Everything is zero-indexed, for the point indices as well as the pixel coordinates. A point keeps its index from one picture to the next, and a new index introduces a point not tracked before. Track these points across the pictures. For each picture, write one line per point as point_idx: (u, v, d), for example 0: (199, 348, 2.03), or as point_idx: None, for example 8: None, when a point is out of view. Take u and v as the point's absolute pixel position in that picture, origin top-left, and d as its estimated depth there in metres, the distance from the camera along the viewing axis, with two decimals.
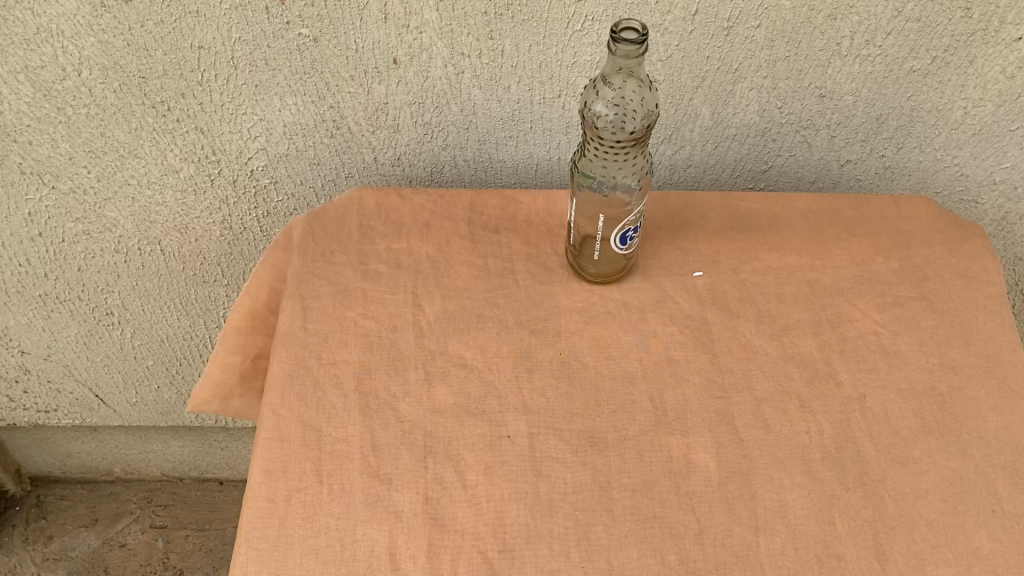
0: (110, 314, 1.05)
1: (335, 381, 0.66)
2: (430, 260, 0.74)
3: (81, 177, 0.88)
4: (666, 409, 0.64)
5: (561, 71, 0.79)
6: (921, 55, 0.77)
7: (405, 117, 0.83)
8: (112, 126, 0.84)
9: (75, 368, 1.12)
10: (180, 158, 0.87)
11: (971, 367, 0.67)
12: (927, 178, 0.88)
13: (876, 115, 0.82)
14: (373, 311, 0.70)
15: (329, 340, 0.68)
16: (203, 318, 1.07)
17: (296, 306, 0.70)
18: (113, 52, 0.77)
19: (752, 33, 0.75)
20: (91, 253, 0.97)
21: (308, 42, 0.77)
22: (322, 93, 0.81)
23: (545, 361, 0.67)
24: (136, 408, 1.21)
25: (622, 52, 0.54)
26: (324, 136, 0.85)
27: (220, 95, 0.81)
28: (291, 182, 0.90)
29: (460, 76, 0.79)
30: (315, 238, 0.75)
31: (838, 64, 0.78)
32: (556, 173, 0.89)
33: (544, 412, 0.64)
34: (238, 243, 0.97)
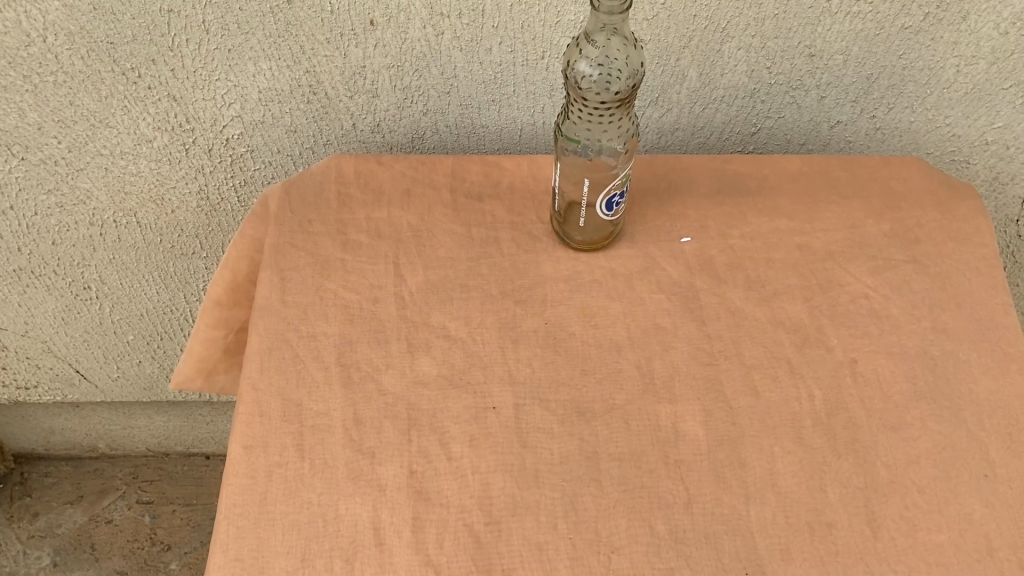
0: (87, 288, 1.03)
1: (315, 354, 0.64)
2: (412, 229, 0.72)
3: (51, 148, 0.86)
4: (654, 378, 0.63)
5: (544, 31, 0.77)
6: (914, 12, 0.75)
7: (384, 81, 0.81)
8: (81, 94, 0.81)
9: (53, 343, 1.10)
10: (153, 127, 0.85)
11: (964, 331, 0.66)
12: (919, 139, 0.86)
13: (866, 75, 0.80)
14: (353, 282, 0.68)
15: (308, 313, 0.66)
16: (183, 291, 1.05)
17: (273, 277, 0.68)
18: (78, 17, 0.74)
19: None
20: (64, 226, 0.94)
21: (281, 4, 0.74)
22: (297, 57, 0.79)
23: (530, 330, 0.66)
24: (118, 383, 1.19)
25: (607, 8, 0.52)
26: (300, 102, 0.83)
27: (192, 61, 0.79)
28: (268, 150, 0.87)
29: (440, 37, 0.77)
30: (293, 207, 0.73)
31: (828, 22, 0.76)
32: (540, 138, 0.87)
33: (530, 382, 0.63)
34: (216, 214, 0.95)
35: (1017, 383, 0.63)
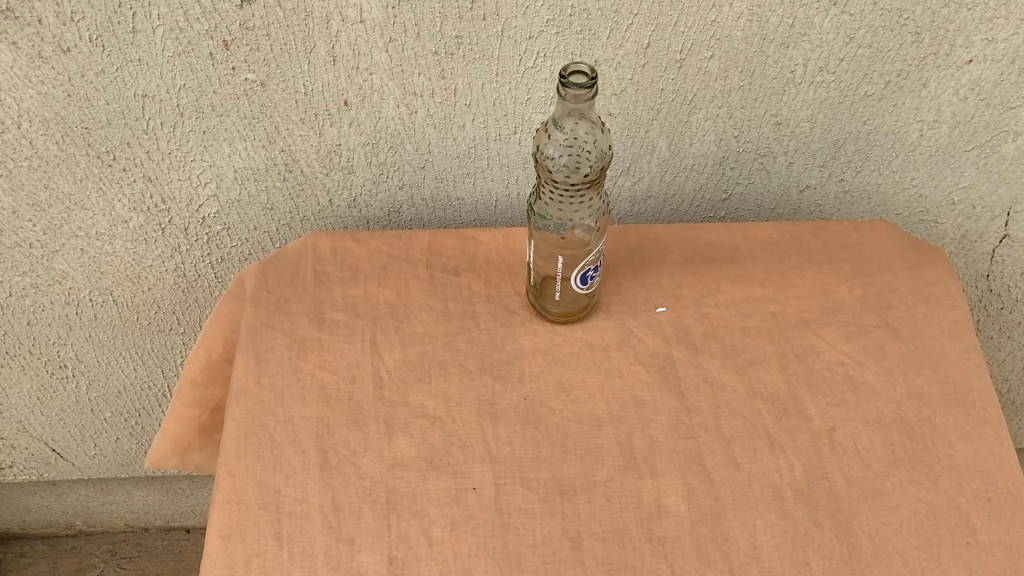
0: (63, 366, 1.01)
1: (292, 438, 0.64)
2: (388, 306, 0.72)
3: (26, 231, 0.86)
4: (634, 452, 0.63)
5: (515, 107, 0.78)
6: (875, 80, 0.77)
7: (359, 158, 0.82)
8: (56, 178, 0.81)
9: (29, 422, 1.08)
10: (129, 208, 0.85)
11: (939, 396, 0.66)
12: (887, 201, 0.88)
13: (832, 140, 0.82)
14: (330, 362, 0.68)
15: (285, 396, 0.66)
16: (161, 367, 1.04)
17: (250, 359, 0.68)
18: (53, 104, 0.75)
19: (705, 64, 0.75)
20: (39, 306, 0.93)
21: (255, 87, 0.75)
22: (272, 137, 0.79)
23: (509, 407, 0.66)
24: (96, 460, 1.17)
25: (573, 97, 0.53)
26: (276, 180, 0.83)
27: (167, 143, 0.79)
28: (244, 227, 0.88)
29: (414, 115, 0.78)
30: (269, 287, 0.73)
31: (793, 92, 0.78)
32: (515, 209, 0.88)
33: (510, 461, 0.62)
34: (193, 290, 0.94)
35: (994, 447, 0.63)
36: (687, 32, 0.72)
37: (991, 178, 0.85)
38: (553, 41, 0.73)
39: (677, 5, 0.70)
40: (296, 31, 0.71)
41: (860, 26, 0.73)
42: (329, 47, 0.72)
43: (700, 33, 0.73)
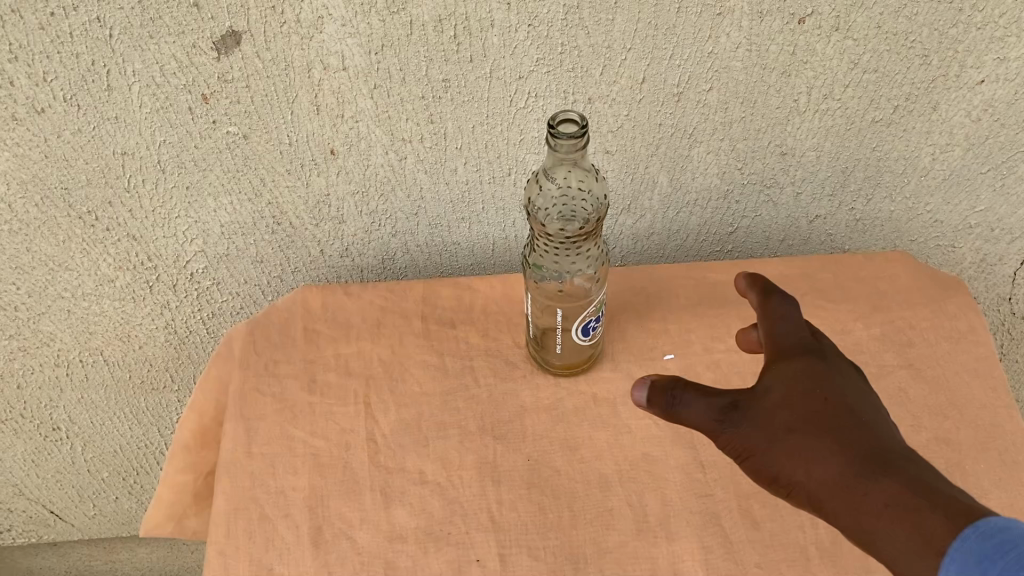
0: (57, 429, 0.99)
1: (285, 512, 0.60)
2: (382, 364, 0.69)
3: (11, 294, 0.83)
4: (647, 514, 0.59)
5: (509, 148, 0.75)
6: (883, 105, 0.74)
7: (349, 208, 0.79)
8: (38, 240, 0.78)
9: (25, 485, 1.05)
10: (115, 267, 0.82)
11: (968, 440, 0.62)
12: (901, 227, 0.84)
13: (840, 168, 0.79)
14: (323, 427, 0.65)
15: (277, 466, 0.63)
16: (157, 425, 1.01)
17: (239, 428, 0.65)
18: (31, 166, 0.72)
19: (704, 96, 0.72)
20: (29, 369, 0.91)
21: (238, 140, 0.72)
22: (258, 190, 0.76)
23: (512, 469, 0.62)
24: (96, 520, 1.14)
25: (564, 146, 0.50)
26: (265, 233, 0.80)
27: (149, 201, 0.76)
28: (234, 281, 0.85)
29: (403, 161, 0.75)
30: (258, 348, 0.70)
31: (797, 121, 0.74)
32: (514, 251, 0.85)
33: (515, 529, 0.59)
34: (185, 346, 0.91)
35: None
36: (683, 65, 0.69)
37: (1008, 200, 0.81)
38: (544, 80, 0.70)
39: (672, 38, 0.67)
40: (276, 82, 0.68)
41: (865, 51, 0.70)
42: (312, 96, 0.70)
43: (698, 66, 0.70)
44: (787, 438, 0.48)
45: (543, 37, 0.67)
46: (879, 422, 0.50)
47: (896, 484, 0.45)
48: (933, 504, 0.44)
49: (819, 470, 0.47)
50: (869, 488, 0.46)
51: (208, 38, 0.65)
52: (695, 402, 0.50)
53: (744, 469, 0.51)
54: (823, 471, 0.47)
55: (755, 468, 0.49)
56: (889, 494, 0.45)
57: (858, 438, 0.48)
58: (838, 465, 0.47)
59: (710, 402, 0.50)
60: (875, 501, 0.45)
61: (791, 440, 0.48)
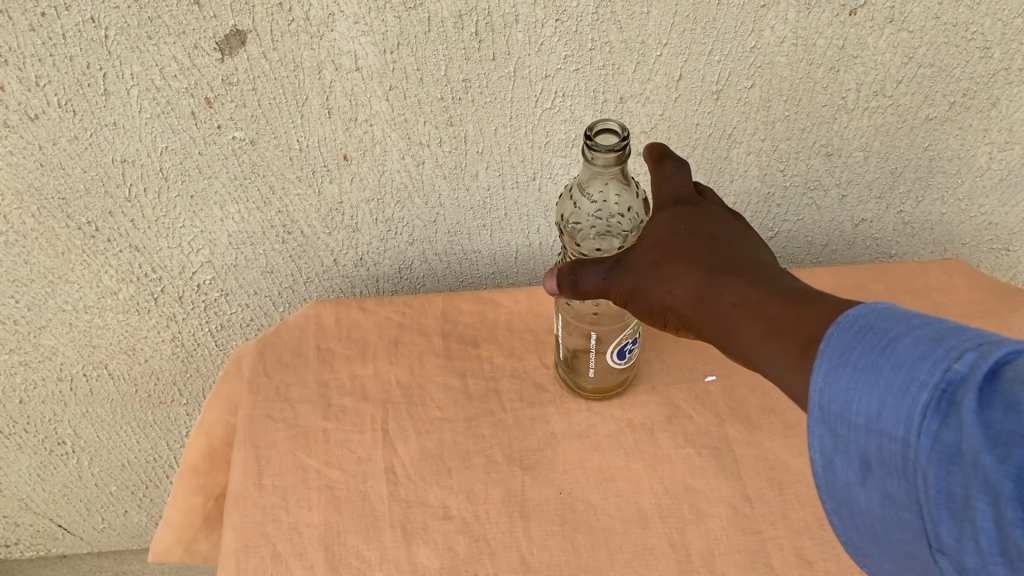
0: (62, 443, 0.95)
1: (299, 550, 0.56)
2: (401, 387, 0.65)
3: (9, 308, 0.78)
4: (691, 553, 0.54)
5: (534, 151, 0.70)
6: (938, 102, 0.68)
7: (364, 216, 0.74)
8: (36, 252, 0.74)
9: (30, 500, 1.02)
10: (118, 279, 0.78)
11: None
12: (952, 230, 0.79)
13: (889, 169, 0.73)
14: (339, 456, 0.60)
15: (290, 499, 0.58)
16: (166, 438, 0.97)
17: (248, 457, 0.60)
18: (25, 175, 0.67)
19: (745, 94, 0.67)
20: (31, 383, 0.87)
21: (245, 145, 0.68)
22: (267, 197, 0.72)
23: (543, 503, 0.57)
24: (105, 533, 1.10)
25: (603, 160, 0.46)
26: (275, 243, 0.76)
27: (152, 210, 0.72)
28: (243, 292, 0.80)
29: (421, 166, 0.71)
30: (269, 369, 0.65)
31: (845, 119, 0.69)
32: (538, 259, 0.80)
33: (548, 570, 0.54)
34: (193, 359, 0.87)
35: None
36: (724, 61, 0.64)
37: None
38: (573, 79, 0.65)
39: (712, 32, 0.62)
40: (285, 84, 0.64)
41: (921, 43, 0.64)
42: (324, 99, 0.65)
43: (739, 62, 0.64)
44: (655, 268, 0.47)
45: (572, 33, 0.62)
46: (722, 229, 0.48)
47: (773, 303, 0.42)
48: (803, 311, 0.40)
49: (691, 279, 0.45)
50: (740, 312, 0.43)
51: (210, 38, 0.60)
52: (585, 272, 0.48)
53: (634, 314, 0.49)
54: (690, 295, 0.45)
55: (639, 307, 0.47)
56: (764, 319, 0.42)
57: (722, 258, 0.46)
58: (696, 283, 0.45)
59: (594, 267, 0.48)
60: (733, 295, 0.43)
61: (653, 241, 0.48)
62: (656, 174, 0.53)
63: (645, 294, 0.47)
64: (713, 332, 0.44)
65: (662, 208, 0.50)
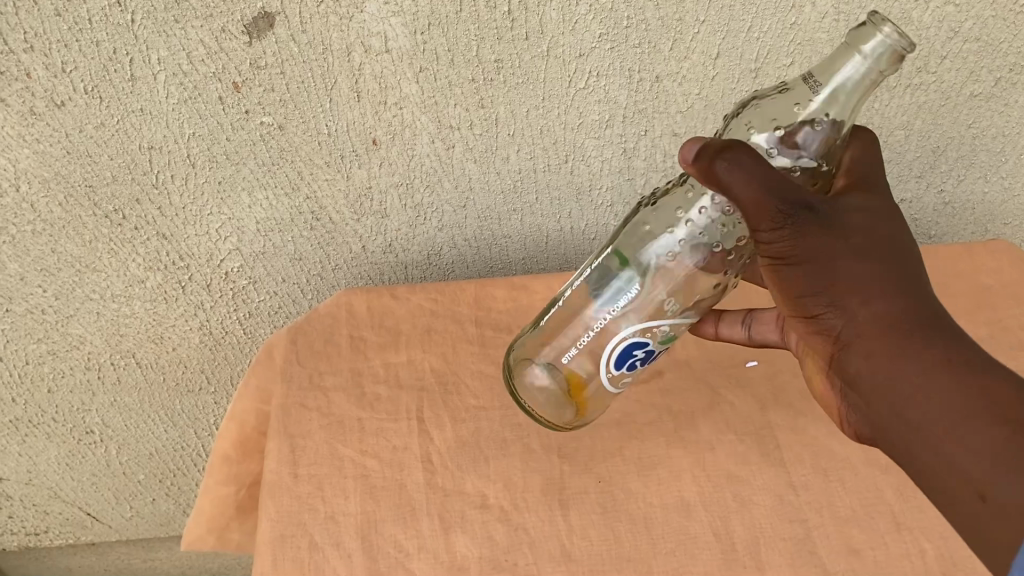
0: (91, 432, 0.95)
1: (335, 540, 0.55)
2: (435, 376, 0.64)
3: (37, 297, 0.78)
4: (734, 542, 0.53)
5: (566, 134, 0.69)
6: (983, 78, 0.66)
7: (393, 201, 0.73)
8: (63, 241, 0.73)
9: (60, 488, 1.02)
10: (145, 268, 0.77)
11: None
12: (995, 210, 0.77)
13: (931, 147, 0.71)
14: (373, 445, 0.60)
15: (325, 488, 0.57)
16: (194, 427, 0.96)
17: (282, 446, 0.60)
18: (52, 162, 0.66)
19: (785, 72, 0.65)
20: (59, 372, 0.86)
21: (273, 130, 0.66)
22: (295, 183, 0.71)
23: (582, 492, 0.57)
24: (133, 521, 1.11)
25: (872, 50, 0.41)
26: (303, 230, 0.75)
27: (179, 197, 0.71)
28: (271, 280, 0.80)
29: (451, 150, 0.69)
30: (301, 358, 0.65)
31: (887, 97, 0.67)
32: (569, 244, 0.79)
33: (588, 559, 0.53)
34: (221, 347, 0.87)
35: None
36: (763, 38, 0.63)
37: None
38: (607, 58, 0.63)
39: (751, 8, 0.61)
40: (314, 67, 0.62)
41: (967, 17, 0.62)
42: (353, 82, 0.64)
43: (779, 38, 0.63)
44: (871, 272, 0.42)
45: (607, 10, 0.60)
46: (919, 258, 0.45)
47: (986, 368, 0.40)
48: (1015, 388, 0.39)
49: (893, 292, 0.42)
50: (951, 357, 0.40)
51: (238, 21, 0.59)
52: (755, 176, 0.40)
53: (796, 303, 0.44)
54: (887, 308, 0.41)
55: (816, 302, 0.43)
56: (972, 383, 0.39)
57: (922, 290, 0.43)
58: (907, 315, 0.41)
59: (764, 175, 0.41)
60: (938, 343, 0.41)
61: (854, 220, 0.43)
62: (861, 169, 0.47)
63: (827, 275, 0.42)
64: (894, 354, 0.41)
65: (874, 198, 0.45)
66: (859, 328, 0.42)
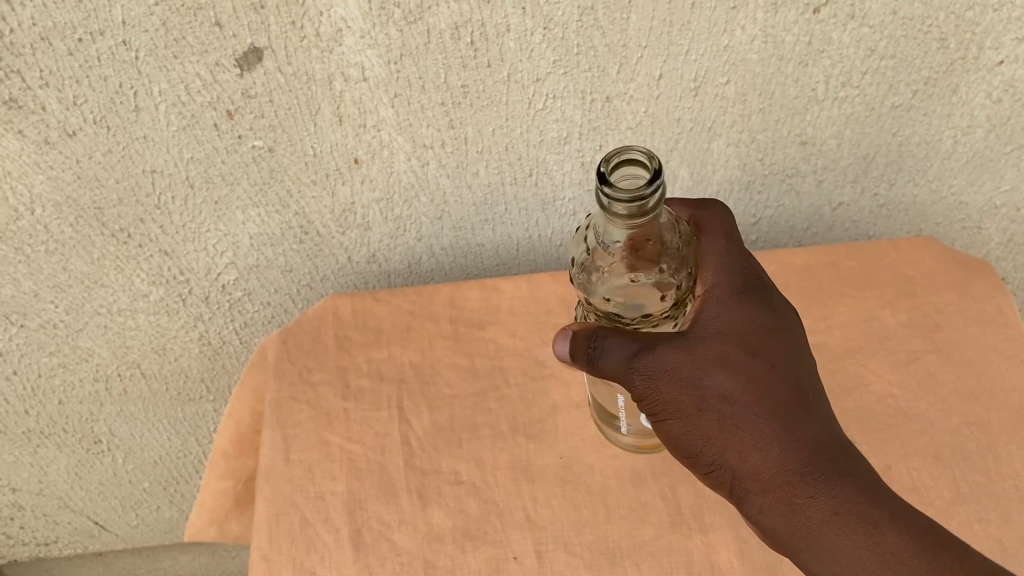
0: (99, 441, 1.01)
1: (324, 516, 0.62)
2: (414, 368, 0.70)
3: (49, 312, 0.84)
4: (681, 507, 0.61)
5: (529, 150, 0.76)
6: (902, 90, 0.74)
7: (374, 214, 0.80)
8: (74, 259, 0.80)
9: (69, 498, 1.08)
10: (149, 282, 0.84)
11: (1002, 422, 0.67)
12: (926, 211, 0.84)
13: (862, 154, 0.79)
14: (358, 433, 0.66)
15: (314, 471, 0.64)
16: (195, 435, 1.03)
17: (276, 436, 0.66)
18: (64, 187, 0.73)
19: (722, 89, 0.72)
20: (69, 384, 0.93)
21: (263, 153, 0.74)
22: (285, 201, 0.78)
23: (545, 467, 0.64)
24: (139, 529, 1.17)
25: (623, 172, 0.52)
26: (293, 243, 0.82)
27: (180, 216, 0.78)
28: (265, 291, 0.86)
29: (426, 167, 0.77)
30: (292, 356, 0.71)
31: (816, 109, 0.75)
32: (538, 251, 0.87)
33: (551, 526, 0.61)
34: (219, 357, 0.93)
35: None
36: (700, 60, 0.70)
37: None
38: (562, 81, 0.71)
39: (688, 33, 0.68)
40: (299, 95, 0.69)
41: (882, 37, 0.70)
42: (334, 107, 0.71)
43: (714, 60, 0.70)
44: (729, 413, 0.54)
45: (559, 39, 0.68)
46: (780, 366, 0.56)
47: (836, 493, 0.53)
48: (848, 490, 0.53)
49: (761, 441, 0.54)
50: (814, 488, 0.53)
51: (230, 56, 0.66)
52: (616, 350, 0.53)
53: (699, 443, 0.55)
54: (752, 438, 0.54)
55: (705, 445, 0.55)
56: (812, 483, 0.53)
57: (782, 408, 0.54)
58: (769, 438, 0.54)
59: (626, 348, 0.53)
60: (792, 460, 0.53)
61: (719, 374, 0.55)
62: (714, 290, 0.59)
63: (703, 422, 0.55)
64: (763, 478, 0.54)
65: (737, 321, 0.57)
66: (741, 463, 0.54)
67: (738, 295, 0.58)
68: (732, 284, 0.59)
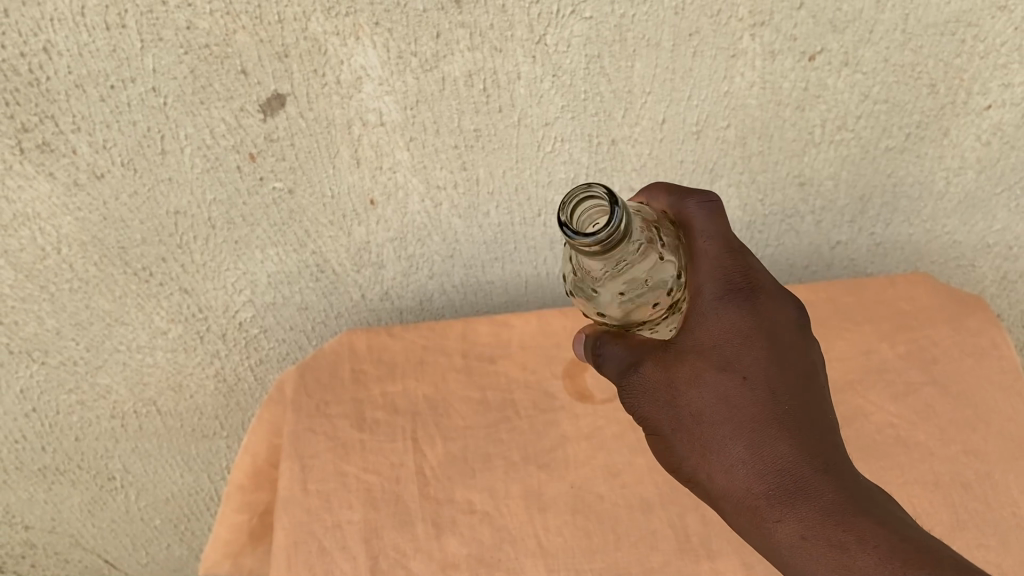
0: (112, 478, 1.02)
1: (341, 544, 0.65)
2: (428, 402, 0.72)
3: (69, 349, 0.87)
4: (689, 534, 0.65)
5: (538, 190, 0.79)
6: (895, 133, 0.77)
7: (389, 253, 0.83)
8: (96, 296, 0.82)
9: (81, 536, 1.09)
10: (167, 320, 0.86)
11: (997, 451, 0.71)
12: (921, 250, 0.87)
13: (858, 195, 0.82)
14: (373, 463, 0.69)
15: (331, 500, 0.67)
16: (208, 471, 1.04)
17: (294, 466, 0.68)
18: (90, 228, 0.76)
19: (722, 133, 0.76)
20: (86, 421, 0.94)
21: (283, 194, 0.77)
22: (302, 240, 0.81)
23: (557, 497, 0.67)
24: (148, 567, 1.17)
25: None
26: (309, 281, 0.85)
27: (201, 255, 0.80)
28: (280, 328, 0.89)
29: (439, 208, 0.80)
30: (309, 390, 0.72)
31: (814, 151, 0.78)
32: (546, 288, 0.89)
33: (563, 554, 0.65)
34: (234, 393, 0.95)
35: None
36: (702, 105, 0.73)
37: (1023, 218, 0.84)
38: (570, 125, 0.74)
39: (689, 80, 0.71)
40: (319, 138, 0.73)
41: (874, 83, 0.73)
42: (353, 150, 0.74)
43: (715, 104, 0.73)
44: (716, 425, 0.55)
45: (567, 85, 0.71)
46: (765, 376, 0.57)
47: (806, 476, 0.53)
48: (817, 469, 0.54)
49: (729, 451, 0.56)
50: (784, 509, 0.53)
51: (254, 101, 0.69)
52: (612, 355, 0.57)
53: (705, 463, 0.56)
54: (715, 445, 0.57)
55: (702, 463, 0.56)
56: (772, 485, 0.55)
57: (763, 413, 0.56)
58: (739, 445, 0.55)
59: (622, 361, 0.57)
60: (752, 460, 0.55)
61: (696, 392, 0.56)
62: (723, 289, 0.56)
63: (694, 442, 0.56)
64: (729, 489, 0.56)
65: (721, 330, 0.56)
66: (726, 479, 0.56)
67: (727, 300, 0.56)
68: (726, 287, 0.56)
